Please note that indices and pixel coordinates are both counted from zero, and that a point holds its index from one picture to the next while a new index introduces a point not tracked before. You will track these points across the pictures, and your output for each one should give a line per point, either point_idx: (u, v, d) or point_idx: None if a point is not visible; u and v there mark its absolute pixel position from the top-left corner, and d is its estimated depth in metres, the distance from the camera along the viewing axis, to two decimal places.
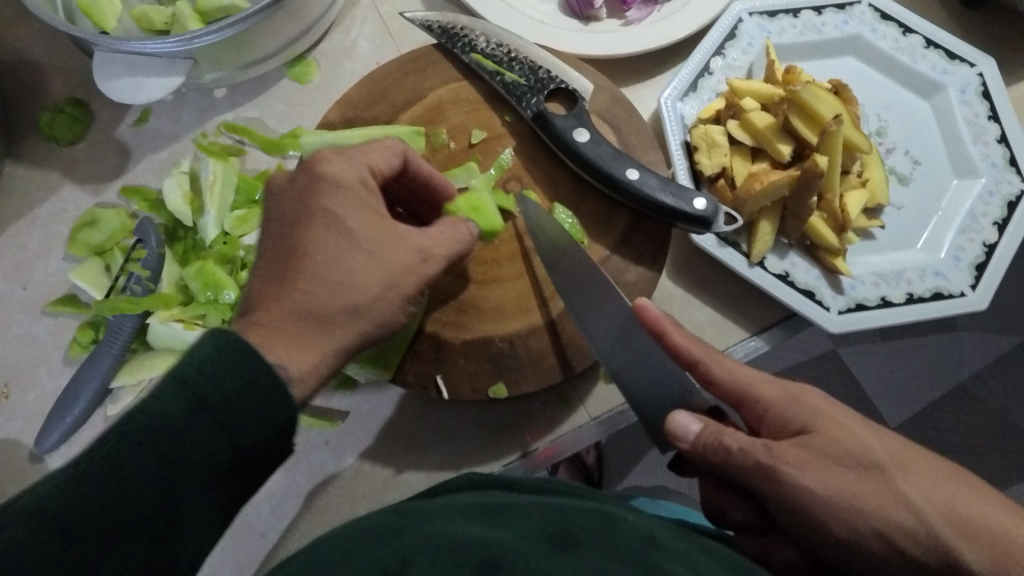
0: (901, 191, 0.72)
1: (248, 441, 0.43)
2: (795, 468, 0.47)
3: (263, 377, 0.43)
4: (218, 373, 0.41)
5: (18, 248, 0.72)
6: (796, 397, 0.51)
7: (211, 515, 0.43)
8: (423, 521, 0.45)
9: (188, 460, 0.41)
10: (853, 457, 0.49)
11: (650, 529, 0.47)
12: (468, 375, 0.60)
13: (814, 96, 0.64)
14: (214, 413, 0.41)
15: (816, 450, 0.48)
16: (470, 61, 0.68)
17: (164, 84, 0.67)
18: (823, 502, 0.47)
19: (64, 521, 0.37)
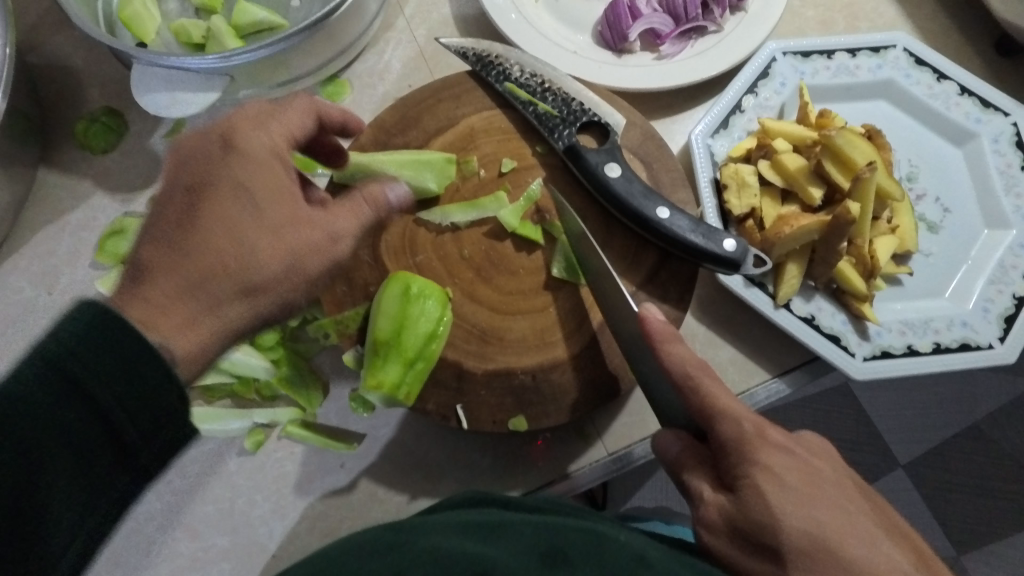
0: (930, 238, 0.72)
1: (130, 426, 0.40)
2: (712, 525, 0.47)
3: (146, 362, 0.40)
4: (93, 356, 0.38)
5: (47, 253, 0.73)
6: (747, 453, 0.47)
7: (85, 510, 0.39)
8: (416, 537, 0.43)
9: (60, 444, 0.38)
10: (782, 529, 0.45)
11: (642, 547, 0.45)
12: (489, 406, 0.60)
13: (848, 142, 0.64)
14: (87, 396, 0.38)
15: (735, 514, 0.46)
16: (504, 91, 0.68)
17: (200, 99, 0.67)
18: (728, 561, 0.46)
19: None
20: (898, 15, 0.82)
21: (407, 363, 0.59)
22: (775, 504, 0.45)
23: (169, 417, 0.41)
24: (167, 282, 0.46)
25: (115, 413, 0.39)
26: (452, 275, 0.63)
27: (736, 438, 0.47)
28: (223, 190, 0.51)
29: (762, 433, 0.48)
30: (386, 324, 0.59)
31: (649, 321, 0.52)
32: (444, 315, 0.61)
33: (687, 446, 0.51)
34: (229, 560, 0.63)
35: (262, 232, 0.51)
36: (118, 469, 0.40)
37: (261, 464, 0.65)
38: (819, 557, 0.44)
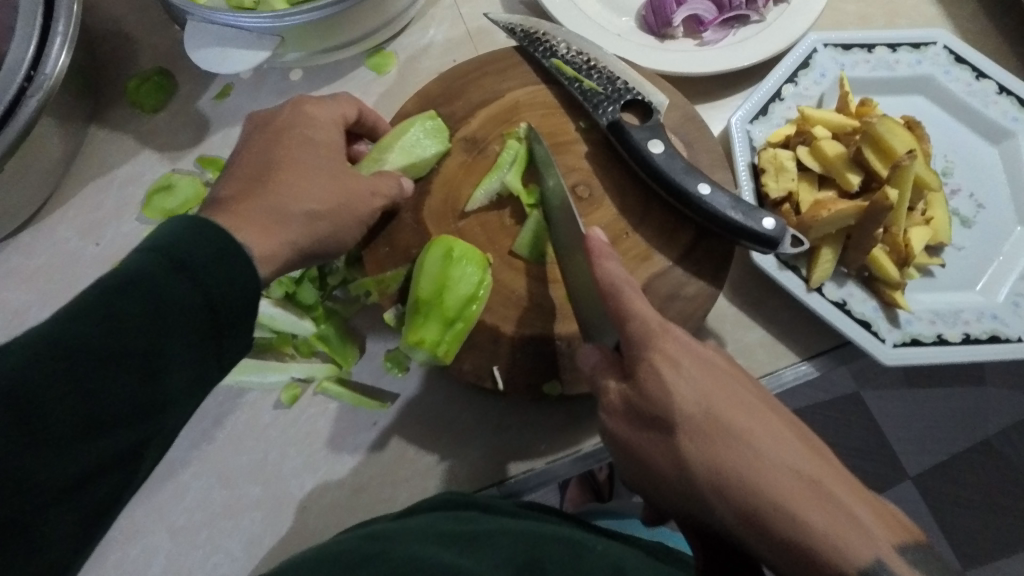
0: (962, 232, 0.72)
1: (227, 309, 0.45)
2: (616, 410, 0.50)
3: (237, 251, 0.45)
4: (196, 241, 0.44)
5: (94, 205, 0.75)
6: (648, 340, 0.49)
7: (191, 386, 0.44)
8: (387, 543, 0.48)
9: (176, 320, 0.42)
10: (674, 403, 0.47)
11: (617, 558, 0.50)
12: (524, 370, 0.62)
13: (889, 130, 0.64)
14: (196, 279, 0.43)
15: (634, 398, 0.49)
16: (550, 67, 0.70)
17: (250, 57, 0.69)
18: (626, 443, 0.49)
19: (68, 352, 0.38)
20: (938, 14, 0.83)
21: (448, 323, 0.60)
22: (667, 382, 0.48)
23: (256, 306, 0.47)
24: (254, 230, 0.51)
25: (218, 298, 0.44)
26: (492, 242, 0.65)
27: (642, 330, 0.49)
28: (292, 142, 0.57)
29: (665, 327, 0.50)
30: (427, 286, 0.61)
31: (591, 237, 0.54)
32: (484, 278, 0.62)
33: (608, 357, 0.52)
34: (262, 510, 0.64)
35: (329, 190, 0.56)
36: (213, 357, 0.45)
37: (295, 418, 0.67)
38: (705, 425, 0.46)
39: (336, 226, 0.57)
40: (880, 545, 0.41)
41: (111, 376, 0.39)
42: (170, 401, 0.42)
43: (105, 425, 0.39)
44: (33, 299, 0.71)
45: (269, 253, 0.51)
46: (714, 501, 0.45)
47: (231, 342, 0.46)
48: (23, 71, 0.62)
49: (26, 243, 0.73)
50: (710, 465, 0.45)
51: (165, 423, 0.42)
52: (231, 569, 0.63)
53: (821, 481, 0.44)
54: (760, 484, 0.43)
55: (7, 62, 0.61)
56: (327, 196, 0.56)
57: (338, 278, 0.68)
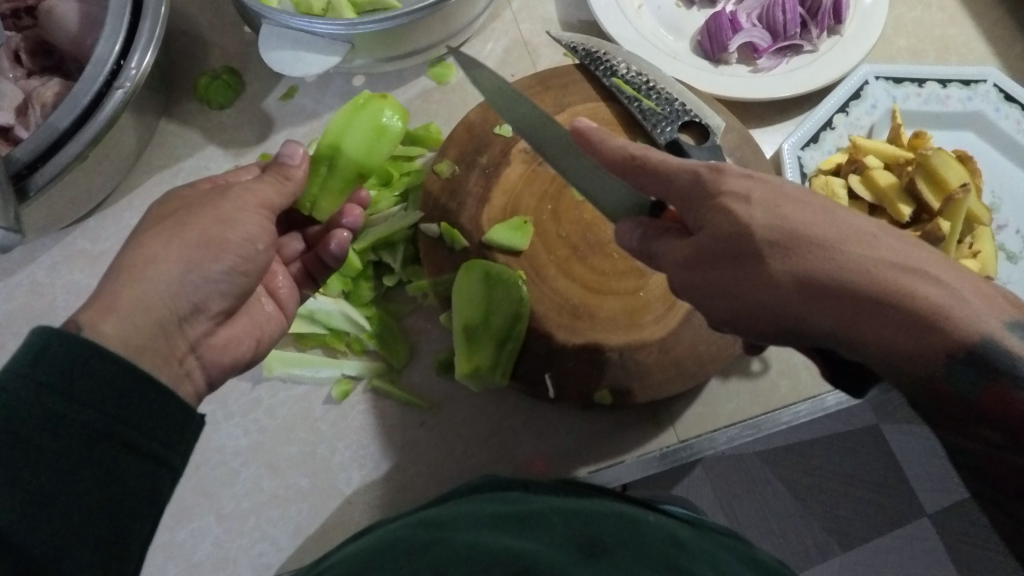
0: (1009, 267, 0.73)
1: (86, 403, 0.40)
2: (686, 261, 0.46)
3: (62, 338, 0.41)
4: (14, 362, 0.40)
5: (159, 196, 0.77)
6: (706, 191, 0.44)
7: (92, 507, 0.39)
8: (455, 530, 0.46)
9: (28, 453, 0.38)
10: (748, 231, 0.42)
11: (670, 529, 0.51)
12: (577, 378, 0.63)
13: (944, 162, 0.66)
14: (33, 399, 0.39)
15: (702, 242, 0.44)
16: (611, 85, 0.72)
17: (323, 60, 0.71)
18: (710, 286, 0.45)
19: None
20: (988, 52, 0.85)
21: (500, 344, 0.62)
22: (739, 216, 0.42)
23: (130, 385, 0.42)
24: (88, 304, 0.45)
25: (54, 401, 0.39)
26: (549, 251, 0.66)
27: (694, 181, 0.45)
28: (160, 218, 0.52)
29: (717, 169, 0.45)
30: (472, 308, 0.63)
31: (580, 129, 0.51)
32: (524, 295, 0.62)
33: (652, 228, 0.50)
34: (309, 500, 0.66)
35: (158, 223, 0.52)
36: (115, 456, 0.41)
37: (344, 414, 0.68)
38: (788, 240, 0.41)
39: (193, 235, 0.50)
40: (980, 312, 0.36)
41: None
42: (68, 538, 0.38)
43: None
44: (98, 281, 0.74)
45: (96, 310, 0.45)
46: (812, 314, 0.40)
47: (125, 432, 0.41)
48: (110, 64, 0.65)
49: (93, 228, 0.76)
50: (801, 280, 0.40)
51: (73, 561, 0.38)
52: (276, 558, 0.64)
53: (936, 272, 0.37)
54: (838, 272, 0.39)
55: (96, 55, 0.64)
56: (159, 226, 0.51)
57: (396, 279, 0.71)
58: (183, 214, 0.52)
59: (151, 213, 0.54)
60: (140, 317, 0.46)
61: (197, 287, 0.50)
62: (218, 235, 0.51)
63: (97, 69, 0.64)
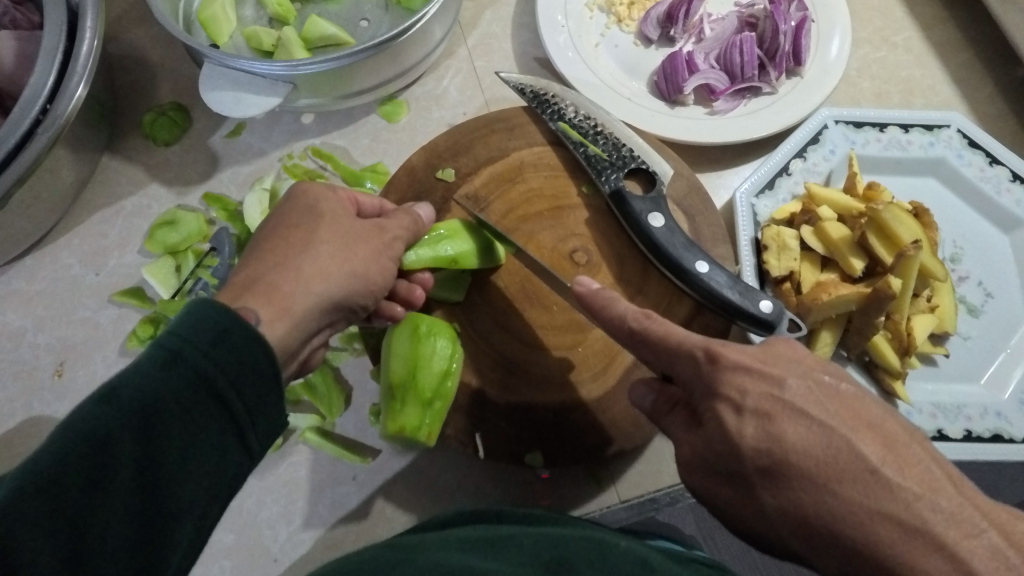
0: (969, 321, 0.70)
1: (236, 393, 0.40)
2: (688, 455, 0.46)
3: (242, 328, 0.41)
4: (192, 328, 0.40)
5: (99, 235, 0.75)
6: (710, 389, 0.44)
7: (205, 490, 0.40)
8: (421, 553, 0.43)
9: (172, 424, 0.38)
10: (738, 448, 0.42)
11: (645, 555, 0.45)
12: (508, 439, 0.61)
13: (895, 218, 0.63)
14: (195, 372, 0.39)
15: (702, 448, 0.44)
16: (557, 129, 0.70)
17: (261, 102, 0.69)
18: (708, 495, 0.45)
19: (46, 485, 0.34)
20: (954, 95, 0.82)
21: (426, 404, 0.59)
22: (730, 433, 0.42)
23: (271, 388, 0.42)
24: (258, 295, 0.47)
25: (219, 381, 0.40)
26: (487, 303, 0.65)
27: (693, 371, 0.45)
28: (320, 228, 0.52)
29: (713, 358, 0.44)
30: (399, 368, 0.60)
31: (584, 297, 0.54)
32: (455, 352, 0.61)
33: (663, 394, 0.49)
34: (232, 558, 0.63)
35: (337, 232, 0.52)
36: (233, 447, 0.41)
37: (274, 467, 0.66)
38: (778, 468, 0.41)
39: (355, 266, 0.52)
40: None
41: (105, 499, 0.36)
42: (177, 512, 0.38)
43: (104, 555, 0.35)
44: (29, 323, 0.72)
45: (275, 312, 0.47)
46: (816, 557, 0.41)
47: (250, 428, 0.42)
48: (39, 105, 0.63)
49: (29, 268, 0.74)
50: (792, 515, 0.40)
51: (177, 535, 0.38)
52: None
53: (919, 521, 0.38)
54: (838, 519, 0.39)
55: (25, 96, 0.63)
56: (336, 236, 0.52)
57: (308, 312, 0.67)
58: (359, 238, 0.54)
59: (323, 211, 0.53)
60: (301, 332, 0.49)
61: (339, 312, 0.52)
62: (373, 276, 0.54)
63: (26, 109, 0.63)
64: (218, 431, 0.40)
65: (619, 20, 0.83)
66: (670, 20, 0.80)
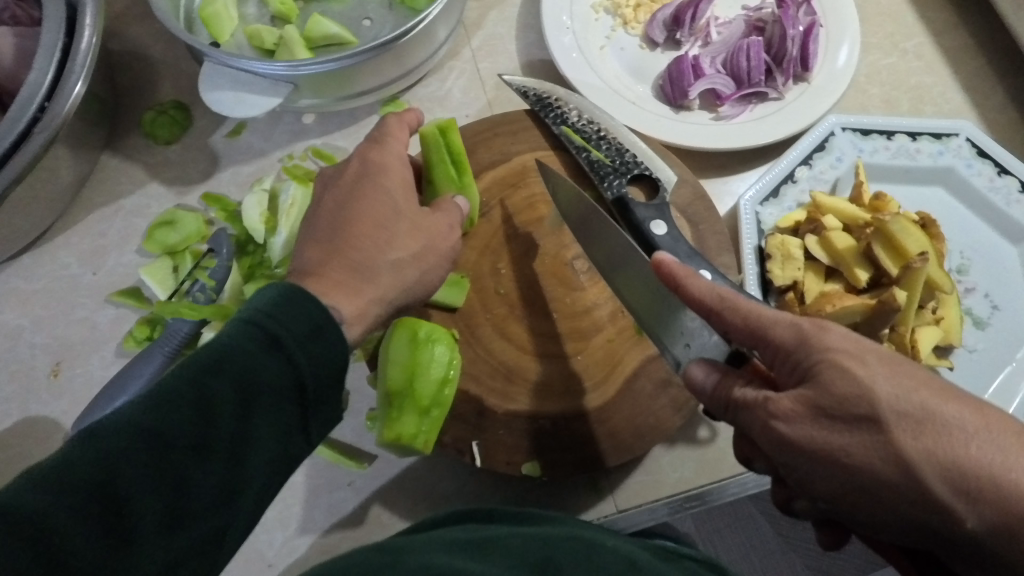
0: (975, 334, 0.69)
1: (315, 386, 0.42)
2: (793, 420, 0.41)
3: (332, 328, 0.44)
4: (291, 317, 0.42)
5: (98, 234, 0.75)
6: (817, 346, 0.41)
7: (275, 472, 0.41)
8: (407, 555, 0.42)
9: (263, 404, 0.40)
10: (872, 393, 0.39)
11: (631, 554, 0.45)
12: (505, 448, 0.60)
13: (902, 229, 0.62)
14: (287, 355, 0.41)
15: (816, 400, 0.40)
16: (560, 134, 0.69)
17: (262, 102, 0.68)
18: (821, 450, 0.40)
19: (154, 441, 0.36)
20: (964, 103, 0.81)
21: (423, 412, 0.59)
22: (861, 380, 0.39)
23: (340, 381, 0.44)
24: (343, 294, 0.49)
25: (304, 369, 0.42)
26: (486, 310, 0.64)
27: (794, 337, 0.43)
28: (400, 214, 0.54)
29: (819, 324, 0.43)
30: (399, 375, 0.60)
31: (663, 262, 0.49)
32: (454, 358, 0.60)
33: (726, 372, 0.47)
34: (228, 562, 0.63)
35: (413, 237, 0.54)
36: (299, 431, 0.42)
37: None
38: (917, 414, 0.39)
39: (425, 273, 0.54)
40: None
41: (202, 464, 0.37)
42: (254, 485, 0.39)
43: (192, 516, 0.36)
44: (27, 322, 0.71)
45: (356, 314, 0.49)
46: (957, 509, 0.38)
47: (316, 420, 0.43)
48: (37, 103, 0.63)
49: (26, 266, 0.73)
50: (939, 459, 0.38)
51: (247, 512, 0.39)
52: None
53: None
54: (999, 461, 0.37)
55: (23, 94, 0.62)
56: (410, 242, 0.53)
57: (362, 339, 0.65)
58: (431, 244, 0.55)
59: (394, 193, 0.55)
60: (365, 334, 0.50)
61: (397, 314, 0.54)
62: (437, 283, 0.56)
63: (24, 107, 0.62)
64: (292, 415, 0.42)
65: (625, 23, 0.82)
66: (677, 23, 0.79)
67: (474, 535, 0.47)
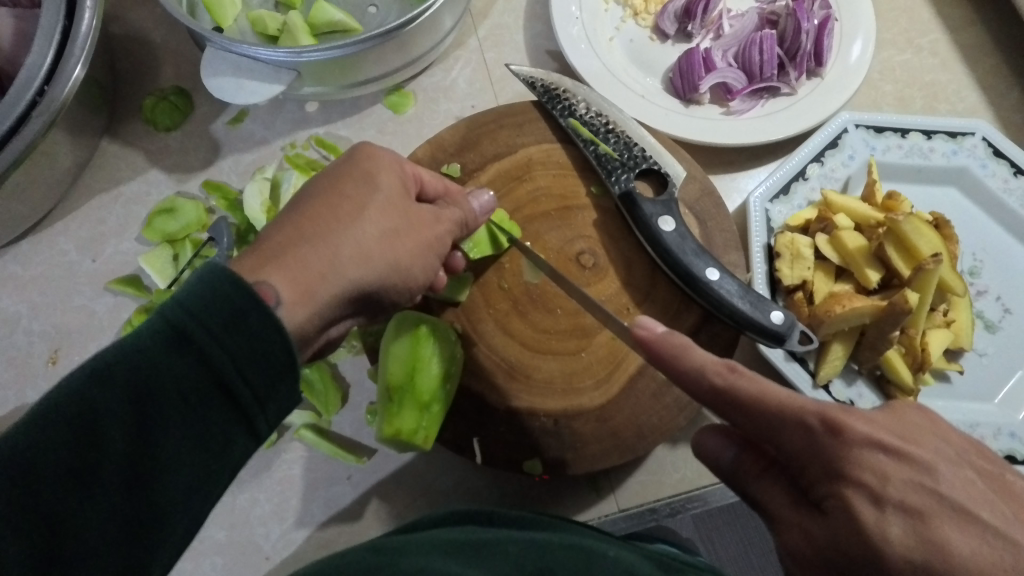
0: (985, 338, 0.68)
1: (243, 384, 0.38)
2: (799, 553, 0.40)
3: (258, 311, 0.38)
4: (204, 308, 0.38)
5: (97, 221, 0.74)
6: (838, 471, 0.39)
7: (201, 479, 0.39)
8: (400, 554, 0.42)
9: (167, 413, 0.37)
10: (882, 551, 0.37)
11: (630, 563, 0.45)
12: (506, 446, 0.59)
13: (915, 229, 0.61)
14: (202, 355, 0.38)
15: (825, 537, 0.39)
16: (567, 126, 0.68)
17: (263, 89, 0.67)
18: None
19: (29, 469, 0.35)
20: (979, 102, 0.79)
21: (424, 408, 0.58)
22: (869, 527, 0.38)
23: (282, 377, 0.40)
24: (282, 269, 0.45)
25: (226, 368, 0.38)
26: (489, 304, 0.63)
27: (809, 444, 0.40)
28: (377, 203, 0.51)
29: (836, 429, 0.39)
30: (401, 370, 0.59)
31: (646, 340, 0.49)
32: (456, 353, 0.60)
33: (746, 447, 0.45)
34: (224, 555, 0.62)
35: (388, 216, 0.51)
36: (239, 431, 0.40)
37: (268, 464, 0.65)
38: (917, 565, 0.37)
39: (399, 257, 0.51)
40: None
41: (94, 487, 0.36)
42: (173, 497, 0.38)
43: (96, 539, 0.36)
44: (25, 308, 0.70)
45: (298, 294, 0.45)
46: None
47: (259, 415, 0.40)
48: (35, 87, 0.62)
49: (25, 252, 0.73)
50: None
51: (168, 529, 0.38)
52: None
53: None
54: None
55: (21, 77, 0.61)
56: (384, 221, 0.51)
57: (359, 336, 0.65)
58: (410, 226, 0.52)
59: (381, 183, 0.52)
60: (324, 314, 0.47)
61: (368, 302, 0.51)
62: (414, 271, 0.53)
63: (22, 91, 0.61)
64: (216, 418, 0.39)
65: (635, 13, 0.80)
66: (688, 15, 0.78)
67: (468, 538, 0.46)
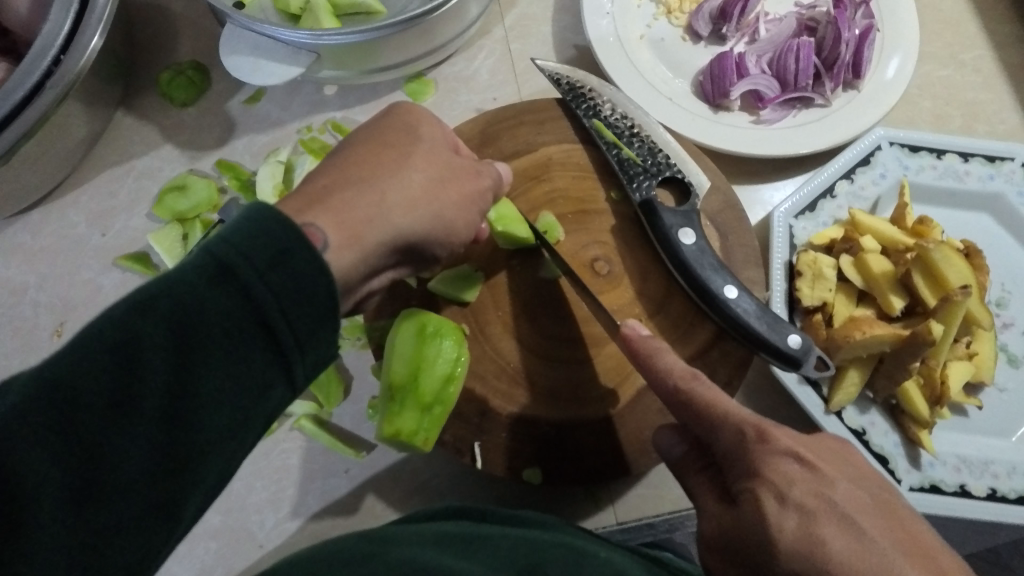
0: (1007, 372, 0.66)
1: (287, 326, 0.35)
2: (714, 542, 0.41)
3: (303, 252, 0.35)
4: (253, 242, 0.35)
5: (108, 194, 0.73)
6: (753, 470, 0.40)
7: (237, 426, 0.35)
8: (392, 546, 0.41)
9: (207, 349, 0.34)
10: (774, 544, 0.38)
11: (625, 567, 0.44)
12: (505, 452, 0.58)
13: (945, 258, 0.59)
14: (246, 291, 0.34)
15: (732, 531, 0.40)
16: (590, 127, 0.66)
17: (282, 71, 0.65)
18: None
19: (62, 395, 0.31)
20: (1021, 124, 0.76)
21: (424, 409, 0.57)
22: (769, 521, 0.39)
23: (326, 322, 0.36)
24: (327, 211, 0.43)
25: (270, 308, 0.35)
26: (498, 306, 0.62)
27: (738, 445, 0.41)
28: (422, 152, 0.50)
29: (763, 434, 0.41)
30: (402, 366, 0.57)
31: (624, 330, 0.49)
32: (461, 355, 0.58)
33: (694, 445, 0.46)
34: (218, 540, 0.62)
35: (432, 165, 0.50)
36: (278, 377, 0.36)
37: (267, 452, 0.65)
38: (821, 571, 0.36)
39: (444, 207, 0.49)
40: None
41: (125, 422, 0.32)
42: (206, 442, 0.34)
43: (123, 480, 0.32)
44: (33, 278, 0.70)
45: (346, 237, 0.43)
46: None
47: (299, 362, 0.36)
48: (51, 56, 0.60)
49: (35, 222, 0.72)
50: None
51: (201, 477, 0.34)
52: None
53: None
54: None
55: (37, 45, 0.60)
56: (429, 169, 0.49)
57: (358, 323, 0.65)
58: (454, 176, 0.51)
59: (423, 135, 0.51)
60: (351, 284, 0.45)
61: (410, 254, 0.49)
62: (458, 225, 0.51)
63: (37, 59, 0.60)
64: (256, 361, 0.35)
65: (668, 12, 0.77)
66: (723, 17, 0.75)
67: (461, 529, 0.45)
